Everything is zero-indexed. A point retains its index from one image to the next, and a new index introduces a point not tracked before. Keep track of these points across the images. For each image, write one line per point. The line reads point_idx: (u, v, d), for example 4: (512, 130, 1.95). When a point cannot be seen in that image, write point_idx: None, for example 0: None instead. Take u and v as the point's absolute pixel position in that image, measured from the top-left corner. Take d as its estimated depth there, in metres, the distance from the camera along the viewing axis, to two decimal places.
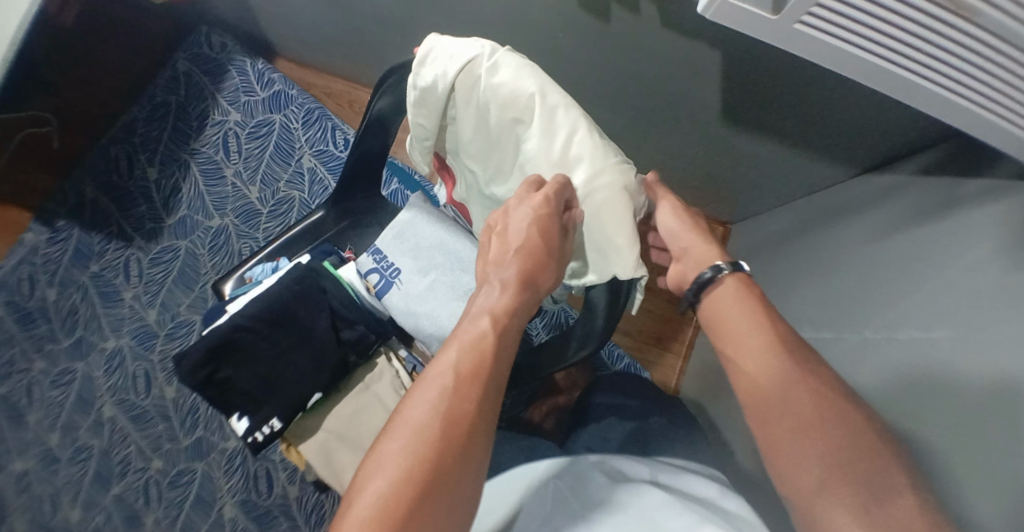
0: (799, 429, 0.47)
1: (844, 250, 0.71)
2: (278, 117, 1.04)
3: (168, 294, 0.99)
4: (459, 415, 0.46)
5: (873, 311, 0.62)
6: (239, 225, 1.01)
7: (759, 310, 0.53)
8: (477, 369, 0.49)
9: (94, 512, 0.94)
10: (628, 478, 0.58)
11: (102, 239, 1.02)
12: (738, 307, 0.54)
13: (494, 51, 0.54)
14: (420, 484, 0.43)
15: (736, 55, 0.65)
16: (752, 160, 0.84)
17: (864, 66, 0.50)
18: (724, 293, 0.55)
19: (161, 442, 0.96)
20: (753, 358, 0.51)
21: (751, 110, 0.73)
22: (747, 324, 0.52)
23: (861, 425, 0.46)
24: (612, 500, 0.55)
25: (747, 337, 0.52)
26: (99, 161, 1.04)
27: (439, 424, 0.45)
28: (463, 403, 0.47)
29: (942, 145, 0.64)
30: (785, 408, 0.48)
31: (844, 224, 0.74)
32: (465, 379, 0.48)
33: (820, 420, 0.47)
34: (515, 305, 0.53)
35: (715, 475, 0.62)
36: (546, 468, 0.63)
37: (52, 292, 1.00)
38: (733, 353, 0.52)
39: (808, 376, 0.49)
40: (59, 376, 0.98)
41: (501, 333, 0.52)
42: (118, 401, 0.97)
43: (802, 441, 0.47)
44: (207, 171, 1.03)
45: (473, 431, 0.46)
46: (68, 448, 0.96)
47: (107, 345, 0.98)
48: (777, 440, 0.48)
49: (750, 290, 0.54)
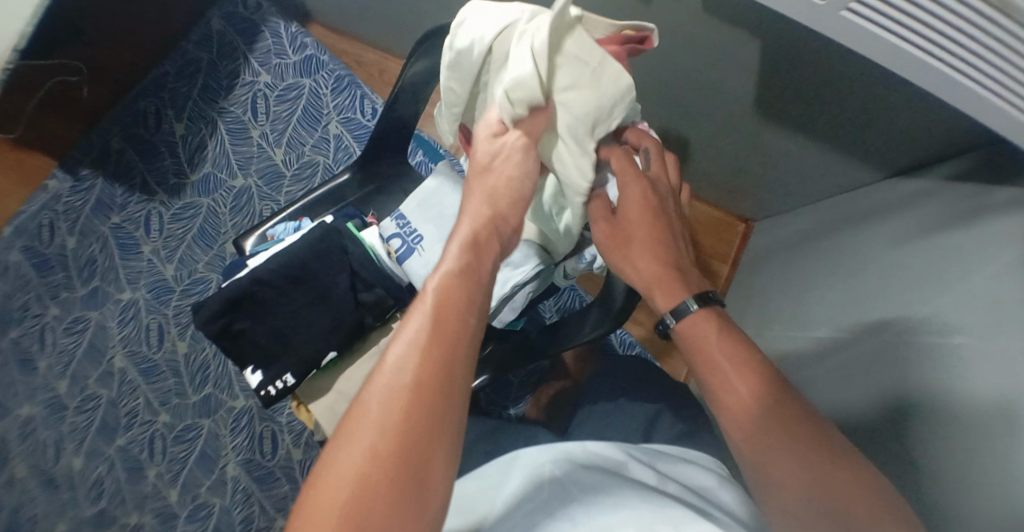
0: (784, 485, 0.46)
1: (867, 252, 0.70)
2: (307, 82, 1.04)
3: (186, 251, 0.99)
4: (417, 395, 0.41)
5: (892, 313, 0.61)
6: (261, 187, 1.01)
7: (738, 346, 0.51)
8: (436, 338, 0.43)
9: (98, 461, 0.95)
10: (624, 460, 0.59)
11: (125, 191, 1.02)
12: (716, 341, 0.51)
13: (533, 15, 0.53)
14: (372, 478, 0.39)
15: (775, 45, 0.65)
16: (780, 157, 0.84)
17: (907, 60, 0.49)
18: (692, 335, 0.53)
19: (168, 396, 0.96)
20: (737, 398, 0.49)
21: (784, 103, 0.73)
22: (717, 375, 0.50)
23: (850, 481, 0.44)
24: (601, 490, 0.52)
25: (720, 378, 0.50)
26: (128, 114, 1.05)
27: (395, 407, 0.40)
28: (423, 381, 0.41)
29: (970, 152, 0.62)
30: (774, 451, 0.47)
31: (865, 229, 0.73)
32: (423, 352, 0.42)
33: (802, 477, 0.45)
34: (476, 256, 0.47)
35: (716, 466, 0.63)
36: (530, 458, 0.60)
37: (71, 240, 1.01)
38: (716, 393, 0.50)
39: (788, 428, 0.47)
40: (72, 323, 0.99)
41: (459, 294, 0.45)
42: (129, 353, 0.98)
43: (790, 493, 0.45)
44: (234, 131, 1.04)
45: (432, 406, 0.41)
46: (77, 396, 0.97)
47: (121, 297, 0.99)
48: (767, 489, 0.47)
49: (718, 328, 0.52)
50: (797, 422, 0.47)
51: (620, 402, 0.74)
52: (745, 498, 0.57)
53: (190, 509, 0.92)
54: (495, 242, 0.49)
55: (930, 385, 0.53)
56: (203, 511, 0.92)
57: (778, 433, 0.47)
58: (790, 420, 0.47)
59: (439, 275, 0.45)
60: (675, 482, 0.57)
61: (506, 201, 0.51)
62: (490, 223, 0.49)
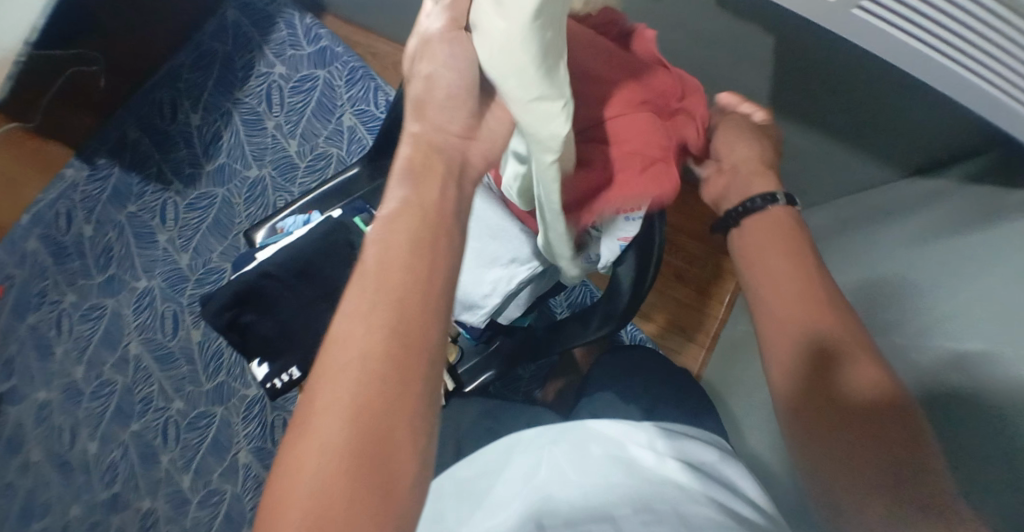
0: (808, 420, 0.50)
1: (880, 249, 0.69)
2: (322, 73, 1.04)
3: (201, 241, 1.00)
4: (368, 363, 0.38)
5: (902, 316, 0.60)
6: (276, 177, 1.02)
7: (806, 276, 0.53)
8: (382, 299, 0.40)
9: (114, 445, 0.97)
10: (627, 438, 0.60)
11: (142, 180, 1.03)
12: (775, 235, 0.55)
13: None
14: (333, 461, 0.37)
15: (789, 43, 0.65)
16: (796, 153, 0.83)
17: (914, 57, 0.48)
18: (760, 227, 0.56)
19: (182, 384, 0.98)
20: (789, 328, 0.52)
21: (801, 100, 0.72)
22: (777, 288, 0.53)
23: (882, 418, 0.47)
24: (595, 491, 0.53)
25: (784, 290, 0.53)
26: (143, 105, 1.06)
27: (347, 381, 0.38)
28: (372, 346, 0.39)
29: (990, 153, 0.61)
30: (802, 388, 0.51)
31: (882, 227, 0.72)
32: (370, 321, 0.40)
33: (831, 409, 0.49)
34: (418, 199, 0.44)
35: (718, 443, 0.64)
36: (535, 439, 0.63)
37: (88, 228, 1.02)
38: (768, 291, 0.54)
39: (814, 359, 0.50)
40: (88, 310, 1.00)
41: (400, 241, 0.42)
42: (145, 340, 0.99)
43: (817, 424, 0.49)
44: (249, 122, 1.04)
45: (385, 376, 0.38)
46: (93, 382, 0.99)
47: (137, 285, 1.00)
48: (796, 420, 0.51)
49: (787, 234, 0.55)
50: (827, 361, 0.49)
51: (620, 392, 0.73)
52: (745, 471, 0.60)
53: (201, 494, 0.94)
54: (442, 169, 0.45)
55: (934, 387, 0.52)
56: (215, 496, 0.94)
57: (812, 379, 0.50)
58: (821, 357, 0.50)
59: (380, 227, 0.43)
60: (681, 455, 0.59)
61: (432, 111, 0.45)
62: (434, 152, 0.45)
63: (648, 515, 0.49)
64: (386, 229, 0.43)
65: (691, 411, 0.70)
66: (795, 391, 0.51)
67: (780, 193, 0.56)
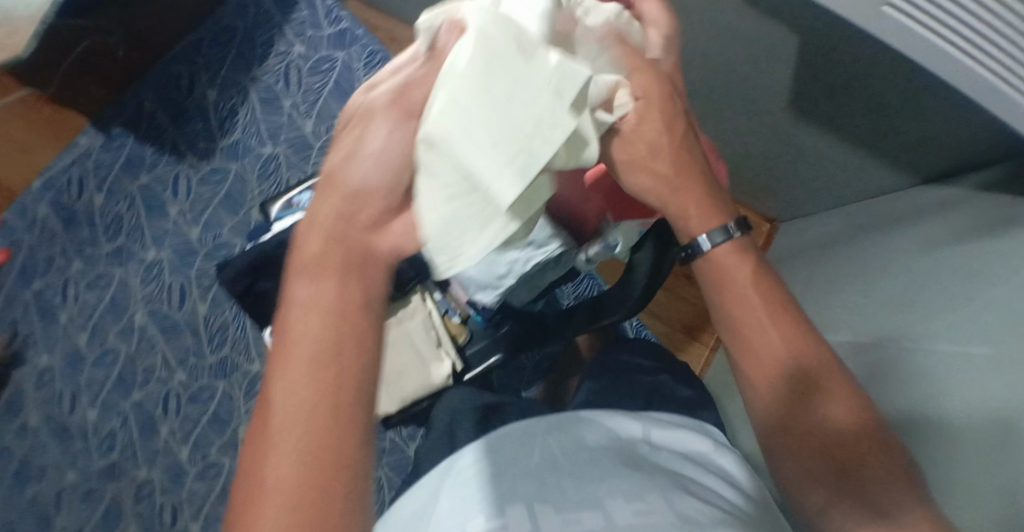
0: (804, 470, 0.49)
1: (884, 261, 0.71)
2: (341, 55, 1.05)
3: (212, 215, 1.01)
4: (285, 490, 0.35)
5: (911, 320, 0.61)
6: (290, 156, 1.02)
7: (778, 315, 0.50)
8: (294, 413, 0.36)
9: (113, 413, 0.98)
10: (618, 429, 0.62)
11: (155, 152, 1.04)
12: (733, 276, 0.51)
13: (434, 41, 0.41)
14: None
15: (815, 47, 0.66)
16: (810, 159, 0.84)
17: (933, 55, 0.49)
18: (721, 262, 0.51)
19: (186, 356, 0.98)
20: (766, 375, 0.50)
21: (820, 106, 0.74)
22: (754, 334, 0.50)
23: (876, 458, 0.47)
24: (592, 470, 0.55)
25: (758, 337, 0.50)
26: (161, 77, 1.06)
27: (263, 513, 0.35)
28: (284, 472, 0.35)
29: (1007, 162, 0.62)
30: (790, 447, 0.50)
31: (888, 236, 0.73)
32: (277, 442, 0.36)
33: (818, 461, 0.48)
34: (322, 283, 0.38)
35: (711, 432, 0.66)
36: (525, 427, 0.63)
37: (100, 197, 1.03)
38: (740, 333, 0.51)
39: (790, 407, 0.49)
40: (95, 279, 1.01)
41: (308, 340, 0.37)
42: (150, 311, 1.00)
43: (807, 470, 0.49)
44: (266, 100, 1.05)
45: (306, 502, 0.35)
46: (96, 350, 1.00)
47: (146, 256, 1.01)
48: (785, 462, 0.50)
49: (748, 263, 0.51)
50: (813, 417, 0.49)
51: (622, 382, 0.74)
52: (740, 460, 0.62)
53: (199, 467, 0.95)
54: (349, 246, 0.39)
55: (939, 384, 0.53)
56: (213, 469, 0.95)
57: (801, 429, 0.49)
58: (800, 408, 0.49)
59: (286, 319, 0.38)
60: (673, 448, 0.61)
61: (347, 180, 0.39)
62: (335, 237, 0.39)
63: (641, 504, 0.49)
64: (293, 322, 0.37)
65: (692, 405, 0.71)
66: (770, 424, 0.51)
67: (732, 226, 0.51)
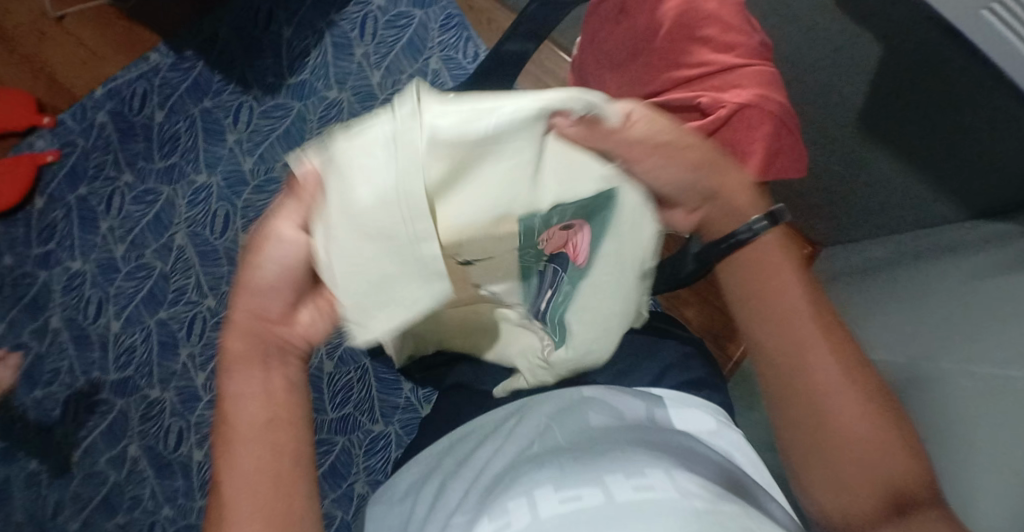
0: (833, 486, 0.44)
1: (921, 284, 0.65)
2: (418, 13, 1.06)
3: (268, 149, 1.02)
4: None
5: (948, 346, 0.54)
6: (353, 103, 1.03)
7: (823, 311, 0.46)
8: (249, 496, 0.37)
9: (136, 327, 0.99)
10: (625, 412, 0.58)
11: (222, 80, 1.05)
12: (780, 265, 0.47)
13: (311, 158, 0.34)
14: None
15: (904, 45, 0.66)
16: (868, 188, 0.81)
17: None
18: (768, 246, 0.48)
19: (218, 283, 0.99)
20: (806, 380, 0.45)
21: (890, 121, 0.73)
22: (787, 322, 0.46)
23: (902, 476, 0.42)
24: (592, 445, 0.51)
25: (797, 323, 0.46)
26: (240, 8, 1.07)
27: None
28: None
29: None
30: (813, 459, 0.45)
31: (929, 261, 0.68)
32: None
33: (851, 479, 0.43)
34: (245, 375, 0.39)
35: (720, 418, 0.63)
36: (536, 403, 0.60)
37: (160, 114, 1.04)
38: (780, 320, 0.46)
39: (827, 413, 0.44)
40: (142, 194, 1.02)
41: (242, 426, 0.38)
42: (191, 233, 1.01)
43: (838, 490, 0.44)
44: (339, 45, 1.05)
45: None
46: (131, 263, 1.01)
47: (197, 179, 1.02)
48: (814, 477, 0.45)
49: (791, 248, 0.48)
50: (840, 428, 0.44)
51: None
52: (746, 450, 0.60)
53: (212, 394, 0.96)
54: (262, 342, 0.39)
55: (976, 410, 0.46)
56: None
57: (835, 442, 0.44)
58: (842, 413, 0.44)
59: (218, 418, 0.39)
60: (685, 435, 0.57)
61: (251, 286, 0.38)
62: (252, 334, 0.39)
63: (641, 479, 0.44)
64: (225, 419, 0.39)
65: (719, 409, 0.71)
66: (798, 429, 0.46)
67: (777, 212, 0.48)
